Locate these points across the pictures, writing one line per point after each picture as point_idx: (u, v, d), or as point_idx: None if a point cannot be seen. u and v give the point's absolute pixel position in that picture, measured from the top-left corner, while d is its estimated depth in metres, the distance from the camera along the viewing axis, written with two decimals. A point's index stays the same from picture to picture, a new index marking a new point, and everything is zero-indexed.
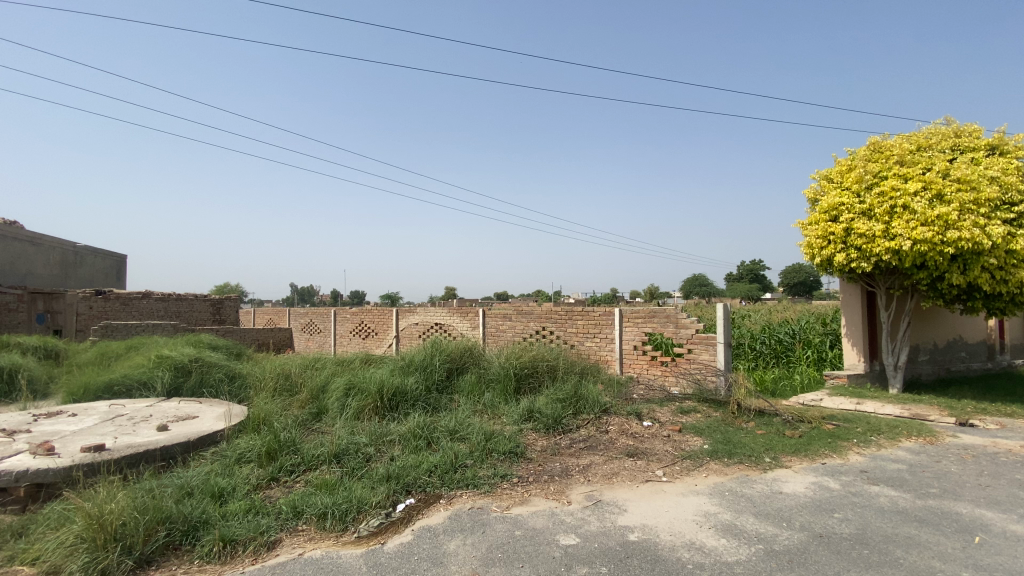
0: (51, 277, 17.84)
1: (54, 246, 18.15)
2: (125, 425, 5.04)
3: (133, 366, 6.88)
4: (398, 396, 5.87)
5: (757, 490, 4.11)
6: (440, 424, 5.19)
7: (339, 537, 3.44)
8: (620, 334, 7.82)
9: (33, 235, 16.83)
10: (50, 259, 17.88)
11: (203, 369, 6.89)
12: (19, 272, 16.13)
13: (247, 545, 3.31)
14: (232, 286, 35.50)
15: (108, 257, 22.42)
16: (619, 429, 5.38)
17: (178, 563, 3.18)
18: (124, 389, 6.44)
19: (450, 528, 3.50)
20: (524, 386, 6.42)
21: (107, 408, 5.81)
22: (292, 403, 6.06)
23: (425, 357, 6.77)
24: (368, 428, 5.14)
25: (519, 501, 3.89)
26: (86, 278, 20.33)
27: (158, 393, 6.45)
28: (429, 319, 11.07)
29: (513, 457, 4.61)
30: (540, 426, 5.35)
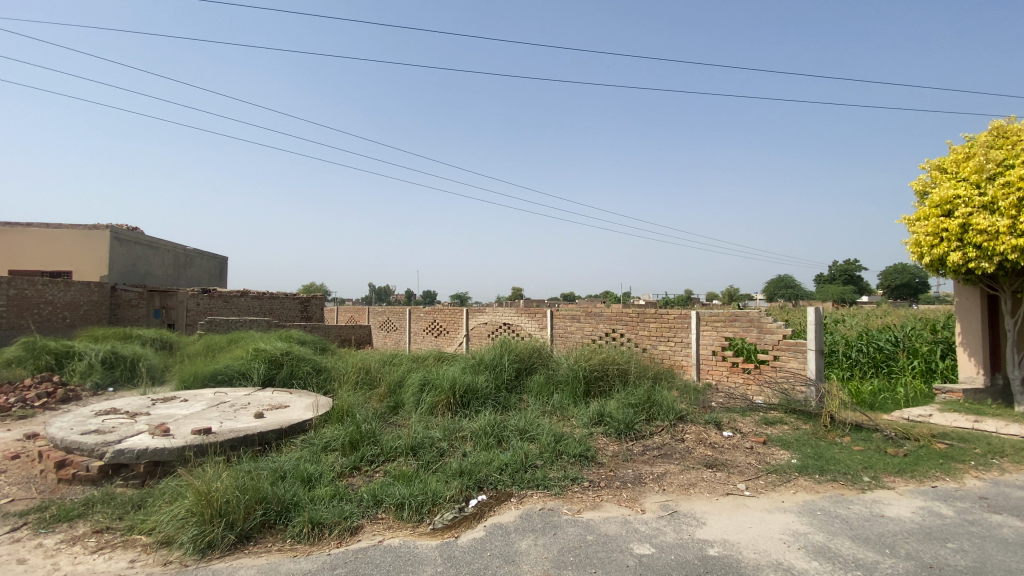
0: (166, 276, 20.14)
1: (169, 249, 20.47)
2: (227, 412, 5.55)
3: (233, 358, 7.56)
4: (469, 394, 6.00)
5: (854, 512, 3.75)
6: (511, 423, 5.23)
7: (416, 527, 3.56)
8: (697, 338, 7.48)
9: (152, 240, 19.09)
10: (166, 261, 20.18)
11: (292, 361, 7.43)
12: (141, 272, 18.36)
13: (333, 529, 3.51)
14: (317, 286, 38.32)
15: (213, 259, 24.89)
16: (697, 438, 5.14)
17: (273, 541, 3.45)
18: (226, 378, 7.12)
19: (521, 527, 3.51)
20: (594, 388, 6.31)
21: (212, 395, 6.44)
22: (371, 396, 6.38)
23: (495, 357, 6.86)
24: (441, 423, 5.29)
25: (590, 506, 3.82)
26: (194, 278, 22.74)
27: (255, 383, 7.06)
28: (498, 319, 11.19)
29: (584, 461, 4.54)
30: (612, 431, 5.22)
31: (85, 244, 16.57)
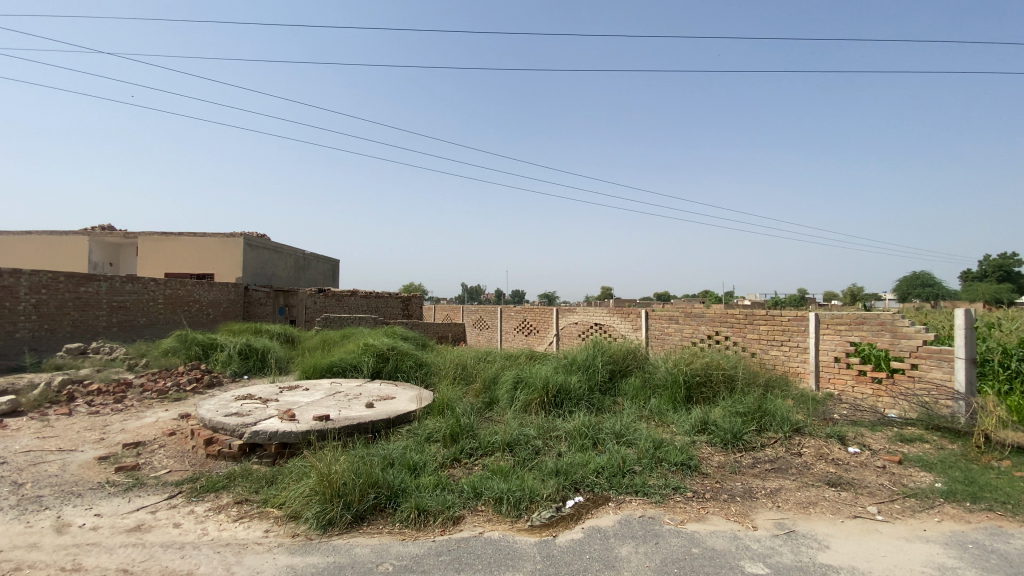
0: (288, 278, 22.52)
1: (291, 254, 22.85)
2: (342, 401, 6.06)
3: (346, 352, 8.24)
4: (563, 394, 5.98)
5: (1020, 549, 3.18)
6: (606, 425, 5.14)
7: (515, 523, 3.62)
8: (816, 343, 6.81)
9: (277, 245, 21.42)
10: (288, 264, 22.55)
11: (397, 356, 7.93)
12: (268, 274, 20.69)
13: (437, 517, 3.69)
14: (415, 287, 40.60)
15: (326, 262, 27.36)
16: (816, 453, 4.68)
17: (384, 523, 3.70)
18: (340, 370, 7.77)
19: (621, 533, 3.43)
20: (697, 394, 6.00)
21: (329, 385, 7.09)
22: (468, 392, 6.61)
23: (589, 357, 6.77)
24: (536, 421, 5.33)
25: (694, 517, 3.63)
26: (311, 280, 25.17)
27: (364, 375, 7.64)
28: (590, 319, 11.04)
29: (686, 470, 4.33)
30: (716, 440, 4.92)
31: (224, 249, 18.99)
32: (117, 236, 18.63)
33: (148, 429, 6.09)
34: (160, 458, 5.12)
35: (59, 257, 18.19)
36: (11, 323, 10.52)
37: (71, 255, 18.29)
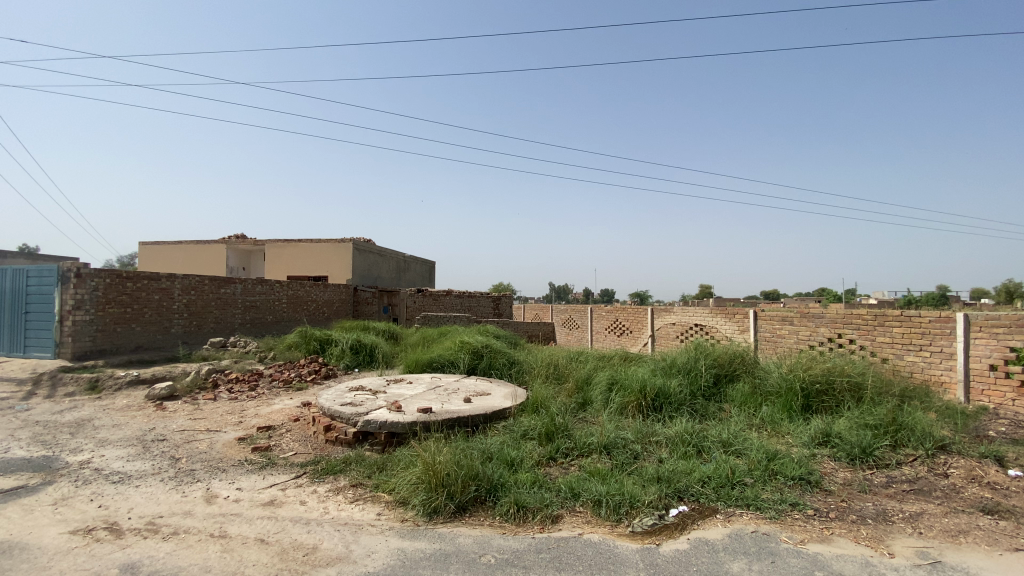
0: (390, 279, 24.08)
1: (393, 257, 24.40)
2: (442, 395, 6.36)
3: (444, 349, 8.61)
4: (662, 398, 5.76)
5: None
6: (711, 433, 4.86)
7: (615, 527, 3.55)
8: (965, 348, 5.89)
9: (380, 249, 22.99)
10: (390, 266, 24.11)
11: (492, 354, 8.15)
12: (372, 275, 22.29)
13: (536, 514, 3.73)
14: (505, 287, 41.54)
15: (424, 264, 28.86)
16: (967, 476, 4.05)
17: (484, 516, 3.81)
18: (439, 366, 8.15)
19: (731, 547, 3.22)
20: (815, 402, 5.48)
21: (429, 379, 7.46)
22: (561, 391, 6.61)
23: (690, 360, 6.46)
24: (634, 425, 5.19)
25: (817, 537, 3.31)
26: (410, 281, 26.71)
27: (461, 371, 7.95)
28: (688, 320, 10.54)
29: (805, 485, 3.97)
30: (840, 455, 4.45)
31: (335, 254, 20.77)
32: (248, 244, 21.13)
33: (276, 415, 6.83)
34: (287, 441, 5.72)
35: (203, 263, 21.04)
36: (169, 320, 12.36)
37: (213, 261, 21.08)
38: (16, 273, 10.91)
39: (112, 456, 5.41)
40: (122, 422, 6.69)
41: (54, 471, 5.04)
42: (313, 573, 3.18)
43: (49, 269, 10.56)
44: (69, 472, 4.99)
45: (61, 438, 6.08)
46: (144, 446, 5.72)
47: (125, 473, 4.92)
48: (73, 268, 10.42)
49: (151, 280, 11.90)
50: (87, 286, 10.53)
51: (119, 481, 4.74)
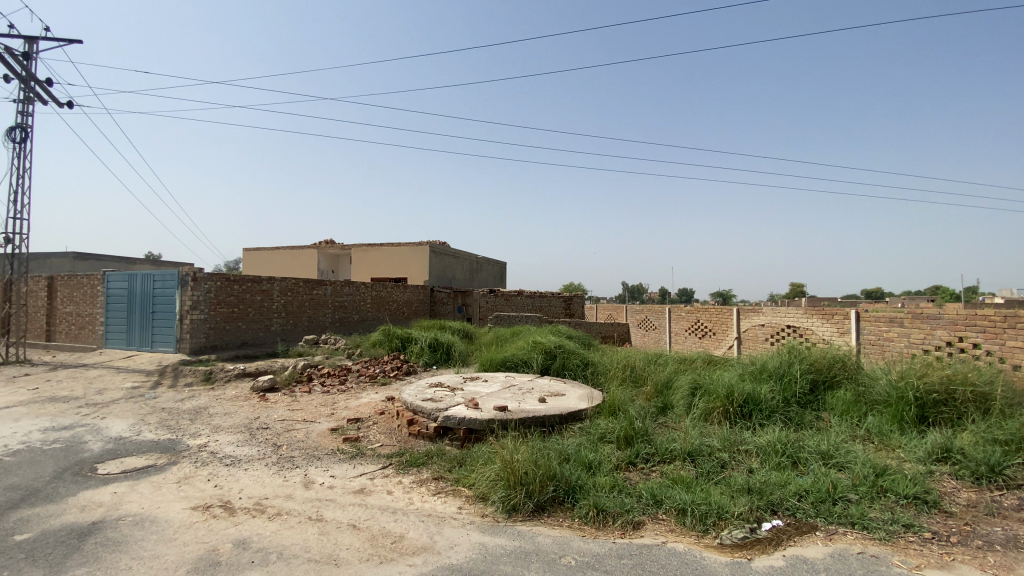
0: (464, 280, 24.74)
1: (466, 258, 25.06)
2: (517, 394, 6.43)
3: (518, 348, 8.70)
4: (750, 404, 5.44)
5: None
6: (807, 443, 4.52)
7: (701, 538, 3.41)
8: None
9: (455, 251, 23.69)
10: (464, 267, 24.77)
11: (566, 354, 8.12)
12: (447, 276, 23.03)
13: (616, 519, 3.67)
14: (576, 286, 41.35)
15: (496, 264, 29.35)
16: None
17: (563, 517, 3.81)
18: (513, 365, 8.24)
19: (834, 569, 2.97)
20: (932, 414, 4.91)
21: (504, 378, 7.57)
22: (639, 394, 6.44)
23: (782, 365, 6.04)
24: (720, 432, 4.94)
25: (936, 563, 2.96)
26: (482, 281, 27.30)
27: (535, 370, 7.99)
28: (779, 321, 9.89)
29: (921, 505, 3.58)
30: (964, 474, 3.95)
31: (413, 256, 21.70)
32: (335, 248, 22.64)
33: (363, 408, 7.26)
34: (373, 433, 6.06)
35: (296, 266, 22.83)
36: (269, 319, 13.53)
37: (304, 264, 22.82)
38: (146, 277, 12.46)
39: (225, 441, 6.03)
40: (233, 411, 7.43)
41: (178, 452, 5.70)
42: (400, 560, 3.34)
43: (172, 274, 11.95)
44: (190, 454, 5.62)
45: (183, 423, 6.86)
46: (250, 433, 6.31)
47: (235, 457, 5.45)
48: (191, 273, 11.72)
49: (254, 283, 13.08)
50: (202, 289, 11.79)
51: (231, 464, 5.26)
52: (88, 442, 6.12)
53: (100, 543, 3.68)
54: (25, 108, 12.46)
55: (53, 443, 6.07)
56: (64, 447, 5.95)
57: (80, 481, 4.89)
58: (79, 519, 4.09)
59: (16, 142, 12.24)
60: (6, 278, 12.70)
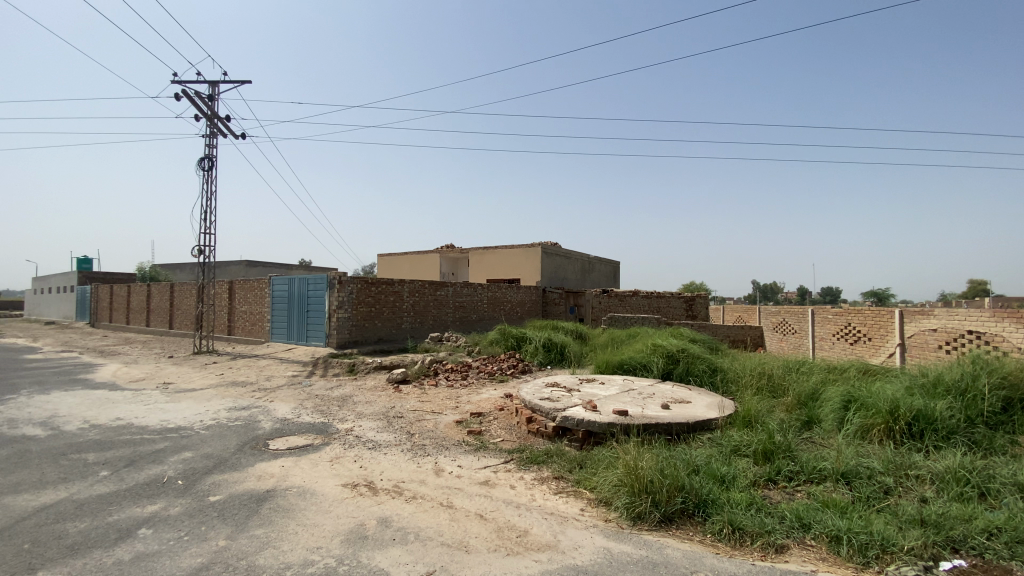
0: (577, 280, 24.67)
1: (579, 258, 24.98)
2: (638, 399, 6.23)
3: (636, 350, 8.44)
4: (921, 422, 4.66)
5: None
6: (1002, 472, 3.75)
7: (860, 571, 3.00)
8: None
9: (567, 251, 23.75)
10: (576, 267, 24.72)
11: (689, 359, 7.69)
12: (560, 277, 23.15)
13: (755, 540, 3.39)
14: (696, 286, 38.97)
15: (609, 264, 28.82)
16: None
17: (693, 531, 3.61)
18: (631, 368, 8.01)
19: None
20: None
21: (623, 381, 7.39)
22: (778, 405, 5.87)
23: (963, 378, 5.08)
24: (881, 452, 4.31)
25: None
26: (595, 281, 26.99)
27: (656, 374, 7.68)
28: (957, 327, 8.35)
29: None
30: None
31: (526, 257, 22.18)
32: (455, 251, 24.00)
33: (484, 403, 7.59)
34: (495, 428, 6.29)
35: (421, 269, 24.62)
36: (400, 317, 14.76)
37: (428, 267, 24.52)
38: (301, 281, 14.35)
39: (366, 427, 6.70)
40: (372, 400, 8.24)
41: (330, 434, 6.47)
42: (526, 554, 3.42)
43: (322, 278, 13.61)
44: (339, 436, 6.34)
45: (332, 409, 7.77)
46: (387, 421, 6.94)
47: (376, 442, 6.04)
48: (336, 276, 13.24)
49: (387, 284, 14.37)
50: (346, 290, 13.27)
51: (372, 448, 5.83)
52: (261, 421, 7.21)
53: (272, 509, 4.29)
54: (212, 142, 15.10)
55: (236, 420, 7.26)
56: (244, 424, 7.08)
57: (256, 453, 5.78)
58: (257, 486, 4.84)
59: (206, 170, 14.89)
60: (201, 283, 15.48)
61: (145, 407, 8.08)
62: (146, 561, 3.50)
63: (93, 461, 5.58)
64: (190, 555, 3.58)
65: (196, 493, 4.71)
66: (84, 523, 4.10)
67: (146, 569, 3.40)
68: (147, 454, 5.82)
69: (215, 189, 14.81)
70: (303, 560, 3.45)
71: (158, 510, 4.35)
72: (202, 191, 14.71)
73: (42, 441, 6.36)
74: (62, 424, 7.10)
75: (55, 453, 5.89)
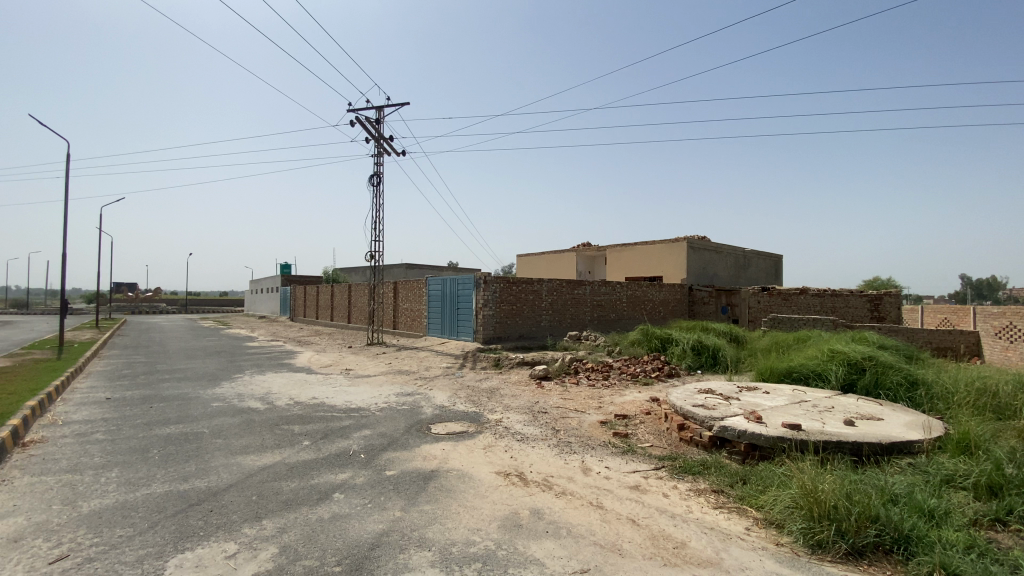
0: (729, 277, 22.76)
1: (731, 253, 22.99)
2: (813, 412, 5.51)
3: (807, 357, 7.48)
4: None
5: None
6: None
7: None
8: None
9: (718, 246, 22.03)
10: (729, 264, 22.80)
11: (878, 369, 6.57)
12: (710, 274, 21.57)
13: None
14: (881, 283, 33.16)
15: (768, 259, 26.02)
16: None
17: (891, 570, 3.09)
18: (802, 377, 7.12)
19: None
20: None
21: (791, 391, 6.60)
22: (1008, 431, 4.71)
23: None
24: None
25: None
26: (751, 278, 24.65)
27: (833, 386, 6.71)
28: None
29: None
30: None
31: (670, 254, 21.09)
32: (594, 249, 23.88)
33: (630, 405, 7.39)
34: (642, 432, 6.09)
35: (560, 268, 24.91)
36: (540, 315, 15.13)
37: (567, 266, 24.73)
38: (452, 281, 15.53)
39: (514, 419, 7.00)
40: (518, 394, 8.58)
41: (482, 423, 6.91)
42: (685, 568, 3.24)
43: (470, 278, 14.59)
44: (490, 426, 6.72)
45: (483, 400, 8.28)
46: (534, 415, 7.16)
47: (524, 435, 6.27)
48: (482, 276, 14.08)
49: (528, 284, 14.84)
50: (491, 289, 14.04)
51: (521, 440, 6.06)
52: (423, 407, 7.99)
53: (436, 488, 4.72)
54: (379, 160, 17.10)
55: (402, 405, 8.15)
56: (409, 409, 7.91)
57: (420, 436, 6.41)
58: (423, 466, 5.36)
59: (375, 186, 16.94)
60: (371, 283, 17.65)
61: (332, 390, 9.51)
62: (340, 522, 4.10)
63: (298, 432, 6.73)
64: (373, 521, 4.10)
65: (375, 466, 5.38)
66: (294, 483, 4.96)
67: (340, 529, 3.98)
68: (336, 429, 6.83)
69: (383, 202, 16.77)
70: (465, 540, 3.72)
71: (347, 478, 5.08)
72: (373, 204, 16.76)
73: (262, 412, 7.86)
74: (274, 399, 8.70)
75: (272, 423, 7.23)
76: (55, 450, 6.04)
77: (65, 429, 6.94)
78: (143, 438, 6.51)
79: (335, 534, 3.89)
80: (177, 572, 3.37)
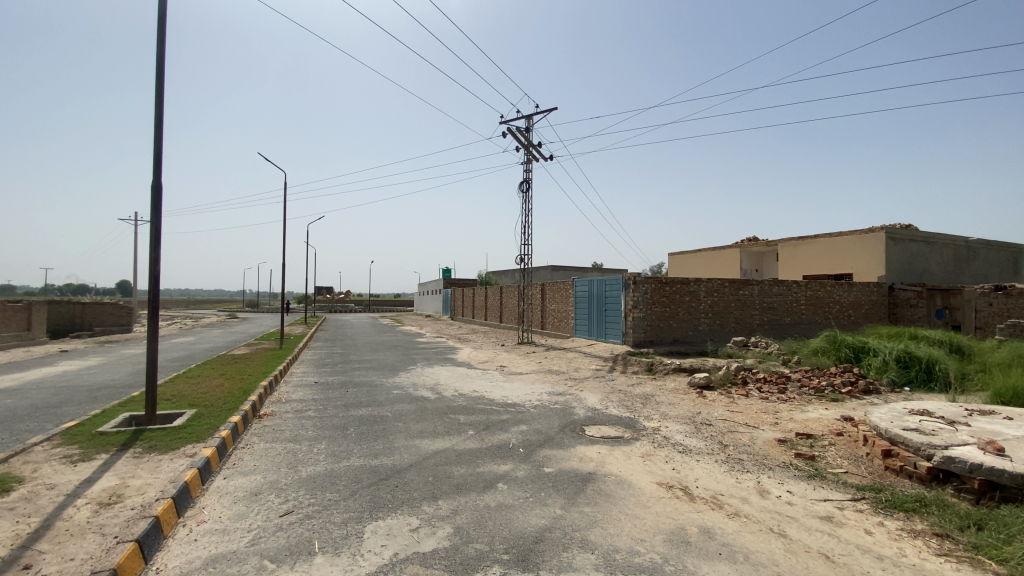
0: (945, 273, 18.62)
1: (948, 243, 18.80)
2: None
3: None
4: None
5: None
6: None
7: None
8: None
9: (929, 235, 18.17)
10: (944, 256, 18.64)
11: None
12: (918, 269, 17.88)
13: None
14: None
15: (1004, 250, 20.61)
16: None
17: None
18: None
19: None
20: None
21: None
22: None
23: None
24: None
25: None
26: (978, 273, 19.83)
27: None
28: None
29: None
30: None
31: (860, 247, 18.05)
32: (760, 245, 21.59)
33: (815, 423, 6.45)
34: (833, 456, 5.26)
35: (719, 267, 23.00)
36: (698, 318, 14.14)
37: (727, 264, 22.73)
38: (600, 281, 15.38)
39: (674, 429, 6.62)
40: (676, 402, 8.11)
41: (639, 430, 6.67)
42: None
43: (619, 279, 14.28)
44: (648, 434, 6.47)
45: (637, 405, 8.01)
46: (696, 426, 6.69)
47: (687, 447, 5.88)
48: (632, 277, 13.69)
49: (683, 285, 13.97)
50: (641, 291, 13.57)
51: (684, 452, 5.70)
52: (576, 407, 8.04)
53: (595, 491, 4.69)
54: (528, 167, 17.79)
55: (556, 404, 8.30)
56: (562, 408, 8.02)
57: (576, 436, 6.45)
58: (580, 466, 5.37)
59: (525, 192, 17.63)
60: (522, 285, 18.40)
61: (490, 384, 10.12)
62: (504, 512, 4.31)
63: (463, 422, 7.30)
64: (535, 515, 4.23)
65: (534, 462, 5.57)
66: (463, 470, 5.37)
67: (506, 518, 4.19)
68: (496, 422, 7.24)
69: (531, 206, 17.42)
70: (629, 549, 3.62)
71: (509, 470, 5.34)
72: (522, 210, 17.48)
73: (432, 401, 8.72)
74: (441, 390, 9.57)
75: (441, 412, 7.96)
76: (281, 423, 7.45)
77: (287, 406, 8.56)
78: (342, 418, 7.69)
79: (502, 523, 4.10)
80: (373, 537, 3.89)
